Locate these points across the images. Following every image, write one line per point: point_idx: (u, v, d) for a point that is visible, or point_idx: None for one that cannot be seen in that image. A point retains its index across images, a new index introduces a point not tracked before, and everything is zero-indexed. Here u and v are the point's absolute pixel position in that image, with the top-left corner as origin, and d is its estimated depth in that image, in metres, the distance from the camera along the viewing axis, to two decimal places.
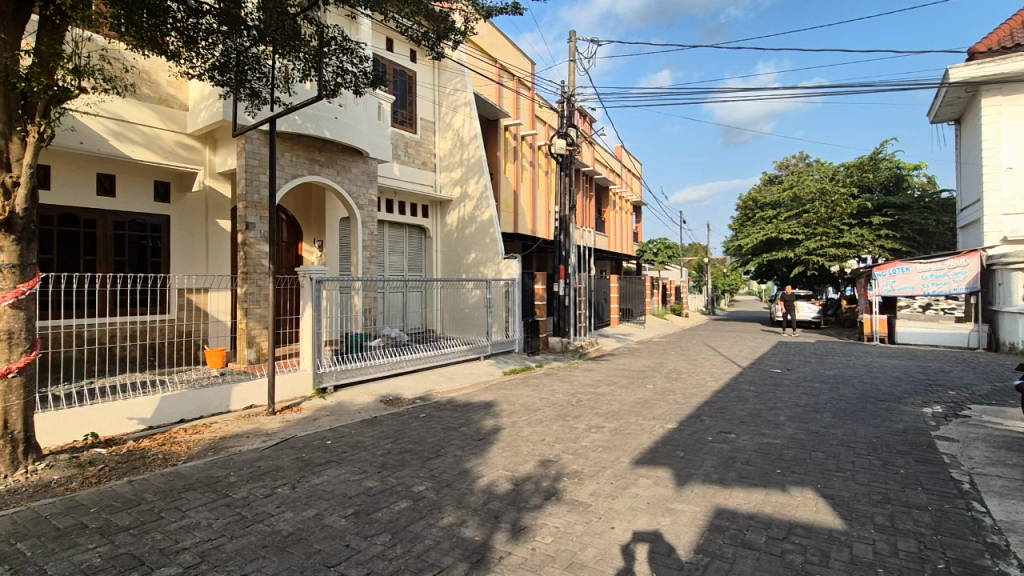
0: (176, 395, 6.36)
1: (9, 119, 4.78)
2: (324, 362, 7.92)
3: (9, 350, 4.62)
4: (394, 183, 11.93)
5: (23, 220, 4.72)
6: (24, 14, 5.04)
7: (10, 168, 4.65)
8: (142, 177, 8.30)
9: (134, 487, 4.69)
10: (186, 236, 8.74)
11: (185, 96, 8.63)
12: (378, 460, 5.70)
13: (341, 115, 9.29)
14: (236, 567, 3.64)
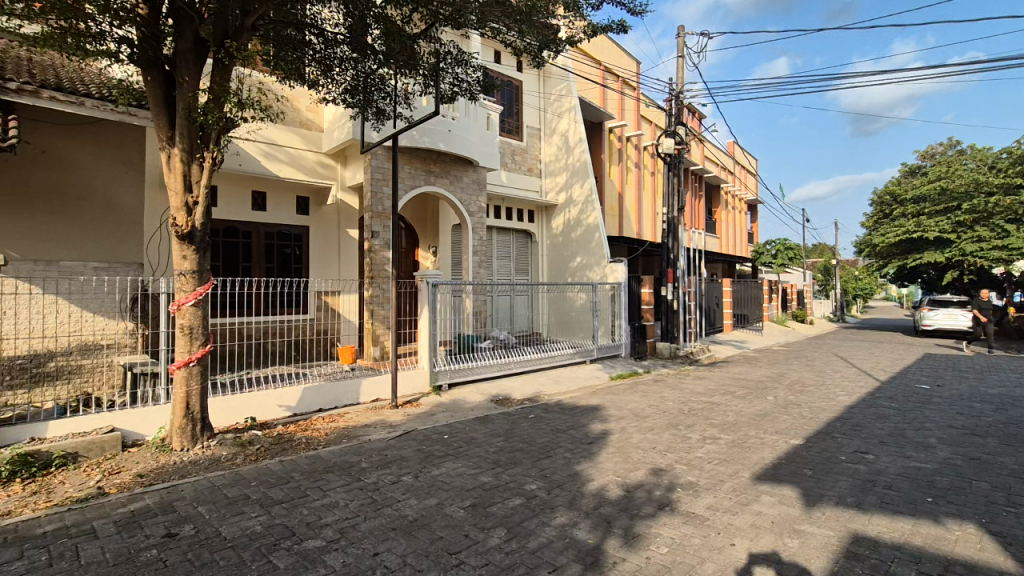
0: (315, 386, 7.13)
1: (191, 147, 5.69)
2: (439, 361, 8.39)
3: (190, 343, 5.46)
4: (502, 190, 12.34)
5: (201, 234, 5.60)
6: (202, 58, 5.95)
7: (191, 189, 5.50)
8: (286, 193, 9.39)
9: (284, 466, 5.33)
10: (322, 244, 9.76)
11: (321, 119, 9.64)
12: (491, 457, 5.92)
13: (454, 128, 9.81)
14: (370, 545, 4.00)
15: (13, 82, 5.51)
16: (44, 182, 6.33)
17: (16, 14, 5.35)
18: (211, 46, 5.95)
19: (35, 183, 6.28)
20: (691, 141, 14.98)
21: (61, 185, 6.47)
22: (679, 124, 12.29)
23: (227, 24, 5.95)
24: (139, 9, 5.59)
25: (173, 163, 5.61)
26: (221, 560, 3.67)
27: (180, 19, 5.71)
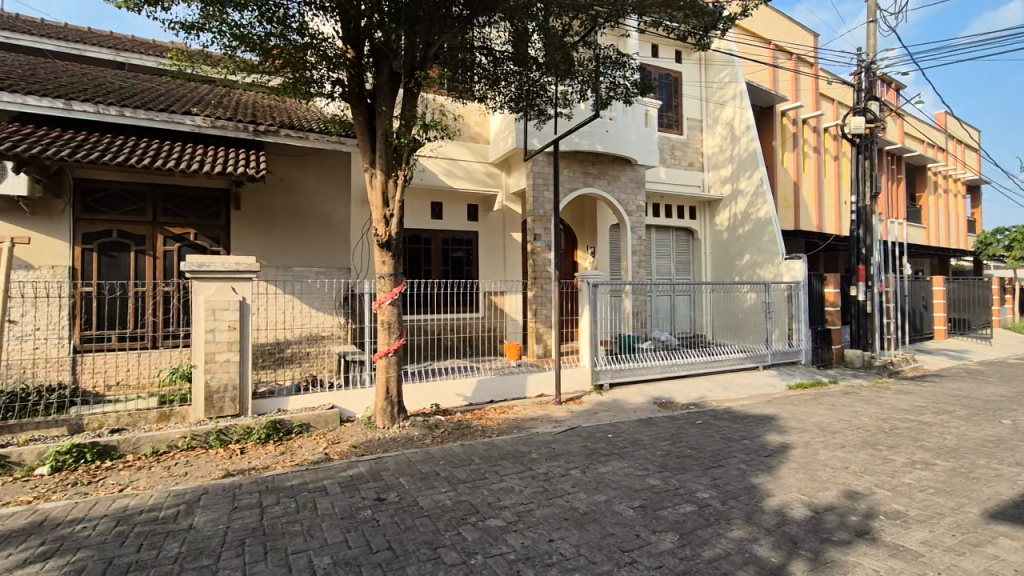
0: (487, 379, 7.73)
1: (389, 167, 6.58)
2: (600, 360, 8.50)
3: (388, 336, 6.34)
4: (661, 187, 12.00)
5: (396, 242, 6.46)
6: (396, 89, 6.84)
7: (388, 203, 6.36)
8: (459, 202, 10.30)
9: (465, 449, 5.89)
10: (489, 247, 10.50)
11: (487, 131, 10.37)
12: (658, 460, 5.83)
13: (612, 128, 9.82)
14: (545, 532, 4.23)
15: (262, 125, 6.95)
16: (282, 203, 7.74)
17: (265, 72, 6.76)
18: (403, 78, 6.81)
19: (276, 205, 7.69)
20: (887, 117, 12.90)
21: (294, 205, 7.82)
22: (872, 99, 10.66)
23: (414, 56, 6.73)
24: (347, 53, 6.62)
25: (374, 182, 6.55)
26: (420, 526, 4.20)
27: (379, 59, 6.63)
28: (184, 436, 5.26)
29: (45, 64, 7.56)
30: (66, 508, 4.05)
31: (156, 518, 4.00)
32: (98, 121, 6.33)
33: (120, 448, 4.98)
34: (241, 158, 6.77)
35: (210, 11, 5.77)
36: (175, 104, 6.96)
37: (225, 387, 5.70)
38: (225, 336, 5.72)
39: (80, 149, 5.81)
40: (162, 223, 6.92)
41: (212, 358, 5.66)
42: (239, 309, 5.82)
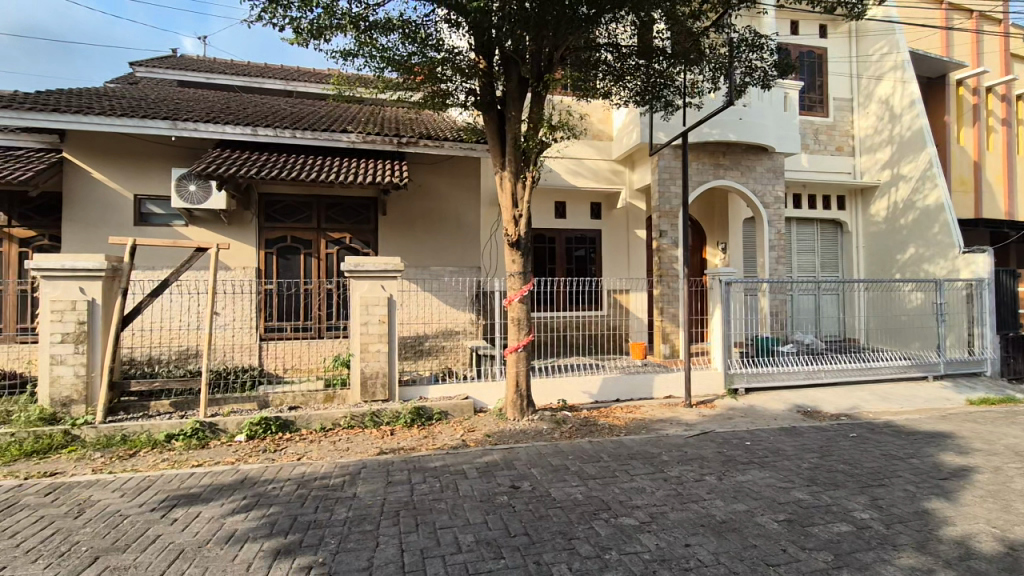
0: (613, 377, 7.72)
1: (518, 170, 6.83)
2: (734, 363, 8.04)
3: (518, 331, 6.60)
4: (803, 176, 10.98)
5: (525, 241, 6.69)
6: (524, 93, 7.06)
7: (517, 205, 6.61)
8: (582, 201, 10.36)
9: (594, 446, 5.93)
10: (613, 245, 10.41)
11: (610, 128, 10.31)
12: (805, 473, 5.36)
13: (745, 115, 9.21)
14: (680, 536, 4.11)
15: (405, 137, 7.62)
16: (421, 208, 8.40)
17: (407, 88, 7.38)
18: (531, 83, 7.02)
19: (416, 209, 8.37)
20: None
21: (431, 209, 8.45)
22: None
23: (542, 60, 6.90)
24: (479, 64, 6.98)
25: (504, 184, 6.84)
26: (553, 517, 4.32)
27: (508, 66, 6.90)
28: (345, 416, 5.97)
29: (236, 97, 9.00)
30: (261, 469, 4.81)
31: (328, 485, 4.59)
32: (276, 143, 7.40)
33: (296, 423, 5.78)
34: (387, 168, 7.49)
35: (363, 38, 6.46)
36: (334, 124, 7.89)
37: (377, 374, 6.36)
38: (376, 329, 6.38)
39: (264, 168, 6.84)
40: (324, 229, 7.90)
41: (366, 348, 6.35)
42: (387, 304, 6.46)
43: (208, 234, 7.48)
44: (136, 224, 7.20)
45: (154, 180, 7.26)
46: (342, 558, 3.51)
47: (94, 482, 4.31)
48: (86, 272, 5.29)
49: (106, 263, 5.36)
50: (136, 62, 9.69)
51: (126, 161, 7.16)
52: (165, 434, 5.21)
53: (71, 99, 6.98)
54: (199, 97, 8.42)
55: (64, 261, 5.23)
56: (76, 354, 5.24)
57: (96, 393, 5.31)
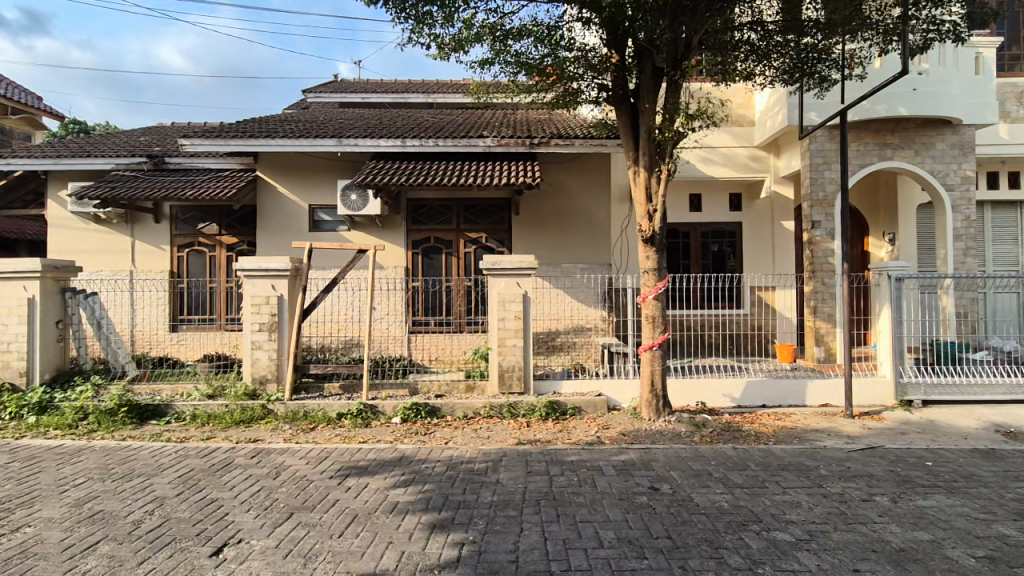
0: (758, 381, 7.16)
1: (652, 163, 6.62)
2: (907, 371, 7.02)
3: (653, 329, 6.42)
4: (1001, 150, 9.19)
5: (660, 236, 6.48)
6: (659, 83, 6.82)
7: (652, 199, 6.42)
8: (720, 192, 9.78)
9: (738, 453, 5.59)
10: (756, 239, 9.67)
11: (752, 112, 9.57)
12: (1010, 505, 4.50)
13: (922, 85, 7.94)
14: (846, 559, 3.69)
15: (537, 138, 7.83)
16: (553, 207, 8.55)
17: (539, 90, 7.55)
18: (666, 72, 6.76)
19: (547, 208, 8.55)
20: None
21: (563, 208, 8.57)
22: None
23: (678, 48, 6.62)
24: (612, 58, 6.90)
25: (638, 179, 6.69)
26: (697, 523, 4.14)
27: (642, 58, 6.72)
28: (485, 406, 6.33)
29: (386, 113, 9.96)
30: (415, 449, 5.30)
31: (473, 469, 4.90)
32: (422, 152, 8.05)
33: (442, 410, 6.27)
34: (521, 169, 7.76)
35: (498, 46, 6.75)
36: (472, 130, 8.35)
37: (514, 367, 6.63)
38: (512, 324, 6.65)
39: (411, 175, 7.48)
40: (462, 230, 8.42)
41: (503, 343, 6.65)
42: (522, 300, 6.69)
43: (366, 236, 8.38)
44: (310, 230, 8.31)
45: (323, 191, 8.32)
46: (491, 538, 3.72)
47: (286, 450, 5.08)
48: (276, 272, 6.22)
49: (289, 264, 6.26)
50: (308, 90, 11.19)
51: (301, 176, 8.29)
52: (336, 413, 5.97)
53: (262, 126, 8.27)
54: (357, 116, 9.47)
55: (259, 263, 6.21)
56: (270, 341, 6.21)
57: (283, 375, 6.25)
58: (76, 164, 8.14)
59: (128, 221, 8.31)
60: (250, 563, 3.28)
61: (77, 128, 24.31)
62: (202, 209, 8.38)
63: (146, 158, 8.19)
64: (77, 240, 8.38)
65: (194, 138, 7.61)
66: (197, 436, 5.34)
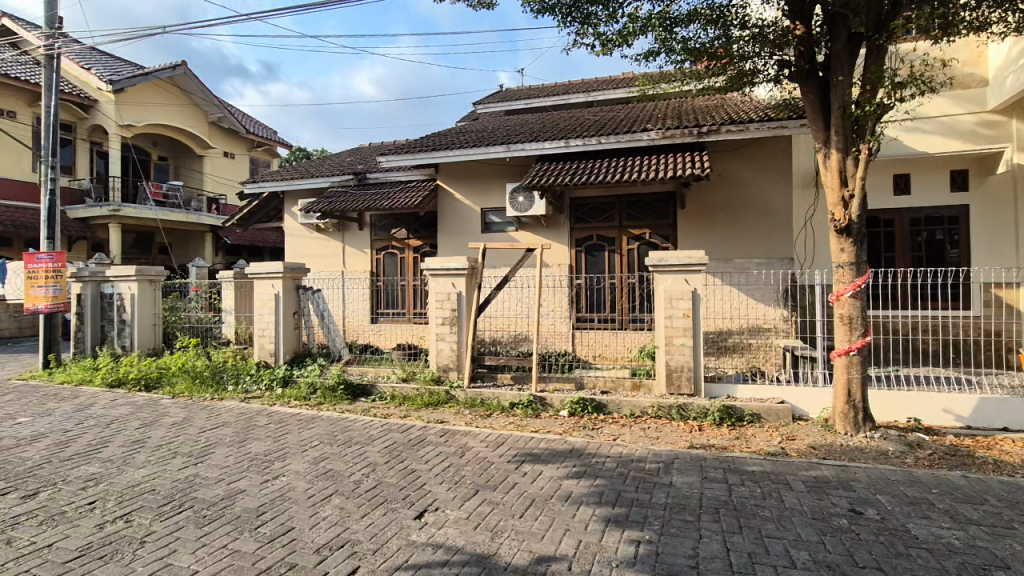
0: (997, 399, 5.81)
1: (848, 142, 5.78)
2: None
3: (850, 332, 5.64)
4: None
5: (859, 226, 5.64)
6: (857, 50, 5.93)
7: (848, 183, 5.61)
8: (938, 170, 8.22)
9: (971, 483, 4.64)
10: (989, 224, 7.93)
11: (985, 69, 7.83)
12: None
13: None
14: None
15: (706, 126, 7.39)
16: (723, 198, 8.02)
17: (709, 76, 7.10)
18: (867, 35, 5.83)
19: (718, 199, 8.03)
20: None
21: (734, 198, 7.99)
22: None
23: (882, 7, 5.69)
24: (795, 30, 6.19)
25: (829, 162, 5.90)
26: (918, 557, 3.52)
27: (834, 24, 5.91)
28: (653, 405, 6.20)
29: (549, 116, 10.28)
30: (585, 443, 5.41)
31: (645, 469, 4.84)
32: (585, 151, 8.17)
33: (609, 406, 6.30)
34: (688, 161, 7.39)
35: (664, 35, 6.51)
36: (635, 125, 8.20)
37: (683, 367, 6.37)
38: (681, 322, 6.39)
39: (575, 175, 7.62)
40: (626, 226, 8.33)
41: (671, 341, 6.43)
42: (692, 298, 6.38)
43: (532, 236, 8.76)
44: (482, 232, 8.98)
45: (492, 195, 8.92)
46: (668, 541, 3.64)
47: (469, 433, 5.58)
48: (455, 271, 6.88)
49: (467, 263, 6.88)
50: (477, 102, 12.07)
51: (474, 181, 9.00)
52: (509, 402, 6.38)
53: (440, 140, 9.15)
54: (522, 122, 9.93)
55: (442, 263, 6.92)
56: (451, 333, 6.87)
57: (462, 364, 6.86)
58: (303, 184, 9.94)
59: (339, 230, 9.86)
60: (446, 529, 3.68)
61: (300, 155, 29.59)
62: (394, 216, 9.57)
63: (352, 175, 9.66)
64: (303, 246, 10.20)
65: (388, 155, 8.73)
66: (396, 413, 6.15)
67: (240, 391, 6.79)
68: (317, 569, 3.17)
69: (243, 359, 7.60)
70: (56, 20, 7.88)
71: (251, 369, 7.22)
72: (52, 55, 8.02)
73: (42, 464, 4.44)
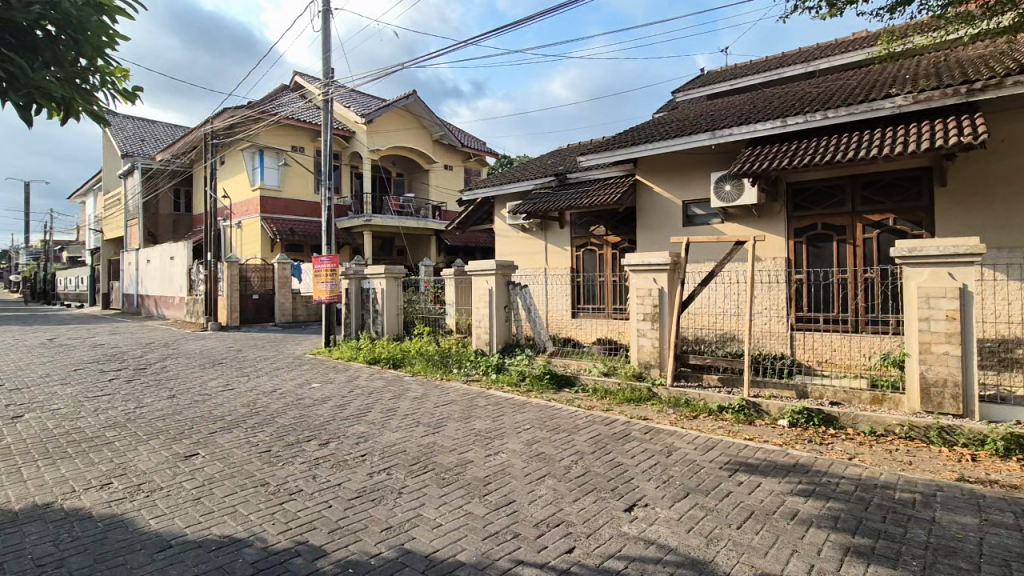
0: None
1: None
2: None
3: None
4: None
5: None
6: None
7: None
8: None
9: None
10: None
11: None
12: None
13: None
14: None
15: (983, 80, 5.87)
16: (1008, 169, 6.29)
17: (988, 17, 5.61)
18: None
19: (998, 171, 6.34)
20: None
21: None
22: None
23: None
24: None
25: None
26: None
27: None
28: (902, 423, 5.21)
29: (757, 95, 9.36)
30: (811, 458, 4.82)
31: (894, 498, 4.10)
32: (806, 129, 7.22)
33: (841, 420, 5.49)
34: (954, 126, 5.97)
35: None
36: (874, 91, 6.94)
37: (945, 382, 5.20)
38: (943, 327, 5.21)
39: (795, 157, 6.79)
40: (862, 212, 7.11)
41: (928, 349, 5.30)
42: (961, 297, 5.15)
43: (741, 228, 8.09)
44: (684, 226, 8.63)
45: (696, 186, 8.50)
46: None
47: (675, 432, 5.44)
48: (657, 266, 6.76)
49: (669, 258, 6.71)
50: (676, 90, 11.59)
51: (675, 174, 8.69)
52: (717, 405, 6.01)
53: (639, 134, 9.04)
54: (727, 105, 9.22)
55: (642, 259, 6.85)
56: (653, 330, 6.76)
57: (665, 362, 6.71)
58: (511, 188, 10.80)
59: (541, 229, 10.49)
60: (657, 527, 3.66)
61: (504, 162, 32.04)
62: (593, 214, 9.78)
63: (554, 177, 10.17)
64: (510, 245, 11.11)
65: (588, 154, 8.95)
66: (599, 407, 6.30)
67: (463, 374, 7.75)
68: (538, 541, 3.46)
69: (464, 346, 8.64)
70: (331, 72, 9.96)
71: (471, 355, 8.17)
72: (327, 100, 10.14)
73: (331, 420, 5.72)
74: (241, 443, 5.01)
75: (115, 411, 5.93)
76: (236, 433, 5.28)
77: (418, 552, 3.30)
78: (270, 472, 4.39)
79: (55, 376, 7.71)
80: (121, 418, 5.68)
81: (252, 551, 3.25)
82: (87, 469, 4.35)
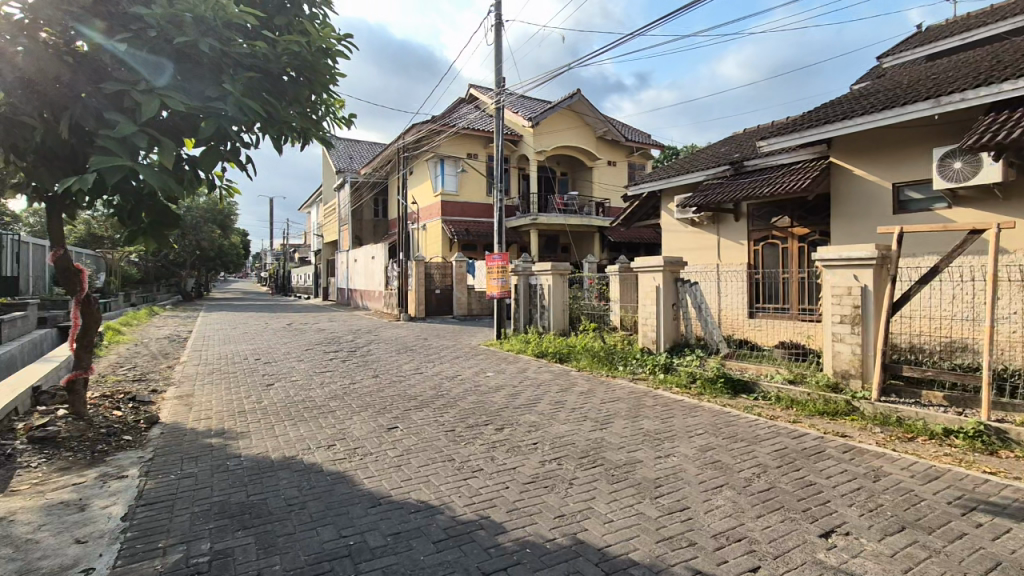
0: None
1: None
2: None
3: None
4: None
5: None
6: None
7: None
8: None
9: None
10: None
11: None
12: None
13: None
14: None
15: None
16: None
17: None
18: None
19: None
20: None
21: None
22: None
23: None
24: None
25: None
26: None
27: None
28: None
29: (1003, 47, 7.53)
30: None
31: None
32: None
33: None
34: None
35: None
36: None
37: None
38: None
39: None
40: None
41: None
42: None
43: (977, 214, 6.61)
44: (895, 213, 7.35)
45: (913, 166, 7.16)
46: None
47: (883, 454, 4.68)
48: (860, 260, 5.84)
49: (876, 251, 5.76)
50: (883, 55, 9.91)
51: (883, 153, 7.43)
52: (943, 428, 5.00)
53: (834, 110, 7.91)
54: (956, 64, 7.58)
55: (841, 252, 5.99)
56: (853, 334, 5.88)
57: (869, 372, 5.78)
58: (680, 180, 10.31)
59: (714, 222, 9.86)
60: (863, 560, 3.19)
61: (671, 153, 30.68)
62: (776, 204, 8.86)
63: (729, 166, 9.43)
64: (679, 240, 10.64)
65: (770, 138, 8.11)
66: (784, 417, 5.70)
67: (628, 372, 7.66)
68: (716, 554, 3.26)
69: (629, 344, 8.52)
70: (503, 81, 10.58)
71: (637, 354, 8.03)
72: (499, 108, 10.80)
73: (505, 407, 6.12)
74: (430, 421, 5.64)
75: (335, 385, 7.14)
76: (427, 412, 5.96)
77: (592, 544, 3.36)
78: (455, 450, 4.86)
79: (294, 354, 9.56)
80: (339, 391, 6.82)
81: (444, 518, 3.64)
82: (318, 431, 5.31)
